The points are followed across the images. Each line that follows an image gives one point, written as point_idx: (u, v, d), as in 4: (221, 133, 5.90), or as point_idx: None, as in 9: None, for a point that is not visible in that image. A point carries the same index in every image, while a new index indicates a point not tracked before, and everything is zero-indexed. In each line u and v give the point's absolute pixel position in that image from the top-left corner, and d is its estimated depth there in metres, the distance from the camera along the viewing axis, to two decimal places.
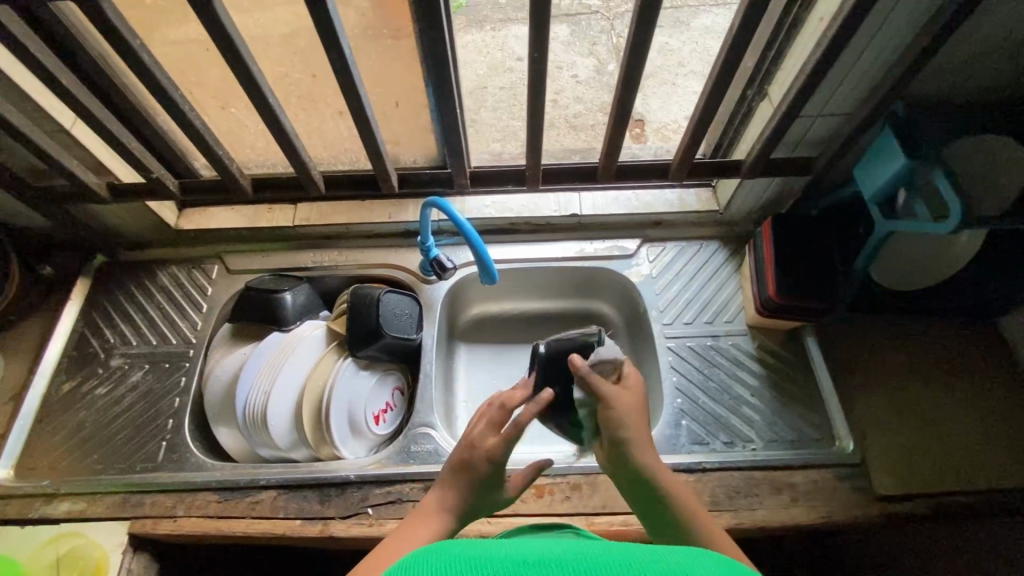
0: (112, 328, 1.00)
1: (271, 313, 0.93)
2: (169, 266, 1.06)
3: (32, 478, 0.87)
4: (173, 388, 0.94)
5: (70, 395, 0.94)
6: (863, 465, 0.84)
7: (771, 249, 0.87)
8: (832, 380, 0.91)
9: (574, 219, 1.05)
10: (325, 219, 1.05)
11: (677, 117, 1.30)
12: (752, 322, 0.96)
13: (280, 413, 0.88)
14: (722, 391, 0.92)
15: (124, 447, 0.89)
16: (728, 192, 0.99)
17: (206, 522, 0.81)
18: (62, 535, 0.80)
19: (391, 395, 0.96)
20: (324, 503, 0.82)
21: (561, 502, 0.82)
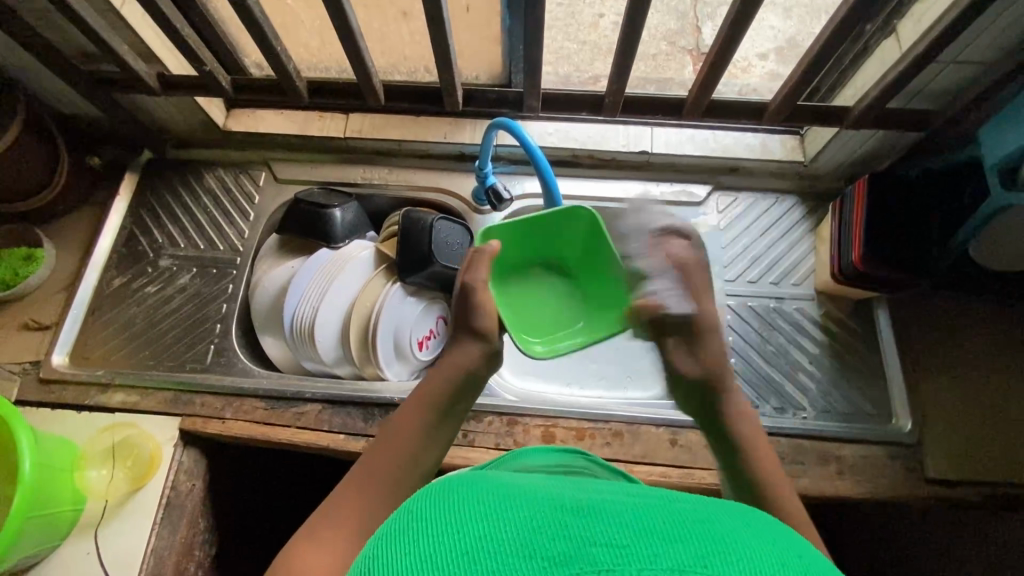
0: (160, 228, 0.99)
1: (320, 228, 0.91)
2: (216, 169, 1.03)
3: (86, 367, 0.89)
4: (221, 294, 0.94)
5: (120, 290, 0.95)
6: (919, 446, 0.81)
7: (862, 212, 0.80)
8: (900, 357, 0.86)
9: (643, 156, 0.97)
10: (377, 133, 0.99)
11: (748, 52, 1.07)
12: (822, 288, 0.90)
13: (326, 330, 0.87)
14: (779, 356, 0.88)
15: (173, 345, 0.90)
16: (821, 140, 0.90)
17: (253, 426, 0.83)
18: (117, 424, 0.83)
19: (435, 323, 0.95)
20: (367, 421, 0.83)
21: (600, 447, 0.81)
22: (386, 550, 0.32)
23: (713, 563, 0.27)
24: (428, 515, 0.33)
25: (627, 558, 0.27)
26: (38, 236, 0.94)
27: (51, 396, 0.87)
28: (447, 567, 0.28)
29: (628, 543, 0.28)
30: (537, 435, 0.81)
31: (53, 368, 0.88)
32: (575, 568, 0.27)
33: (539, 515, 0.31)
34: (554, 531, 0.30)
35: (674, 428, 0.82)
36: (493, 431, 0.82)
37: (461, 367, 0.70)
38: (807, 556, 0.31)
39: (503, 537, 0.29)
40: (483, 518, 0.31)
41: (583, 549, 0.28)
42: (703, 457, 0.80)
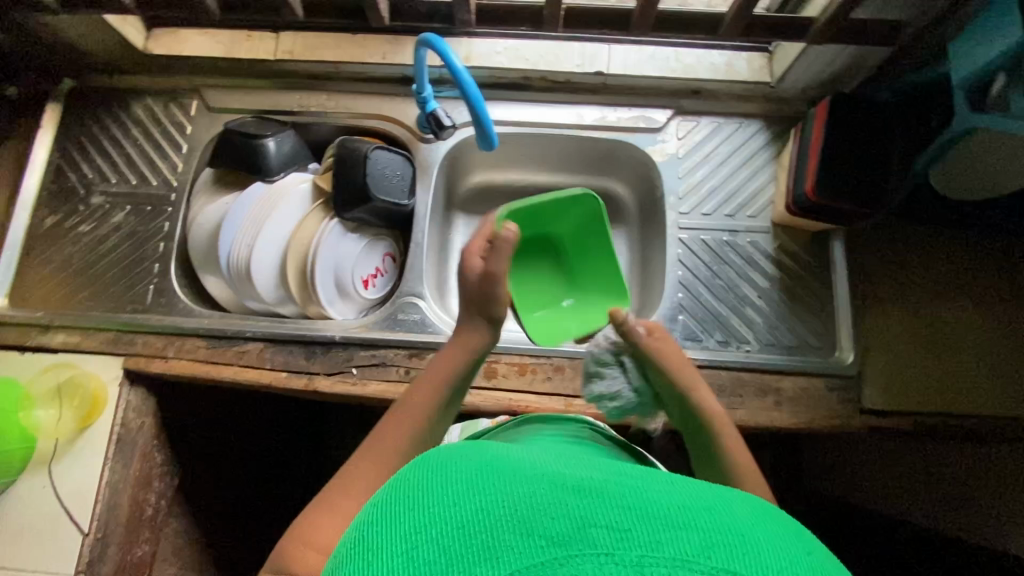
0: (89, 162, 0.94)
1: (253, 161, 0.87)
2: (144, 97, 0.96)
3: (26, 308, 0.88)
4: (157, 233, 0.90)
5: (54, 229, 0.91)
6: (858, 378, 0.81)
7: (820, 138, 0.74)
8: (850, 289, 0.84)
9: (598, 78, 0.90)
10: (310, 54, 0.91)
11: None
12: (778, 220, 0.87)
13: (263, 268, 0.85)
14: (727, 290, 0.86)
15: (113, 286, 0.88)
16: (789, 57, 0.83)
17: (195, 365, 0.83)
18: (60, 365, 0.83)
19: (381, 261, 0.92)
20: (310, 359, 0.83)
21: (541, 382, 0.81)
22: (387, 511, 0.34)
23: (717, 556, 0.29)
24: (434, 480, 0.35)
25: (629, 543, 0.29)
26: None
27: None
28: (447, 540, 0.30)
29: (631, 528, 0.29)
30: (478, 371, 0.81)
31: None
32: (578, 550, 0.29)
33: (545, 491, 0.32)
34: (557, 509, 0.31)
35: None
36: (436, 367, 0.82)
37: (469, 345, 0.68)
38: (804, 548, 0.32)
39: (506, 512, 0.31)
40: (486, 491, 0.33)
41: (586, 530, 0.29)
42: None
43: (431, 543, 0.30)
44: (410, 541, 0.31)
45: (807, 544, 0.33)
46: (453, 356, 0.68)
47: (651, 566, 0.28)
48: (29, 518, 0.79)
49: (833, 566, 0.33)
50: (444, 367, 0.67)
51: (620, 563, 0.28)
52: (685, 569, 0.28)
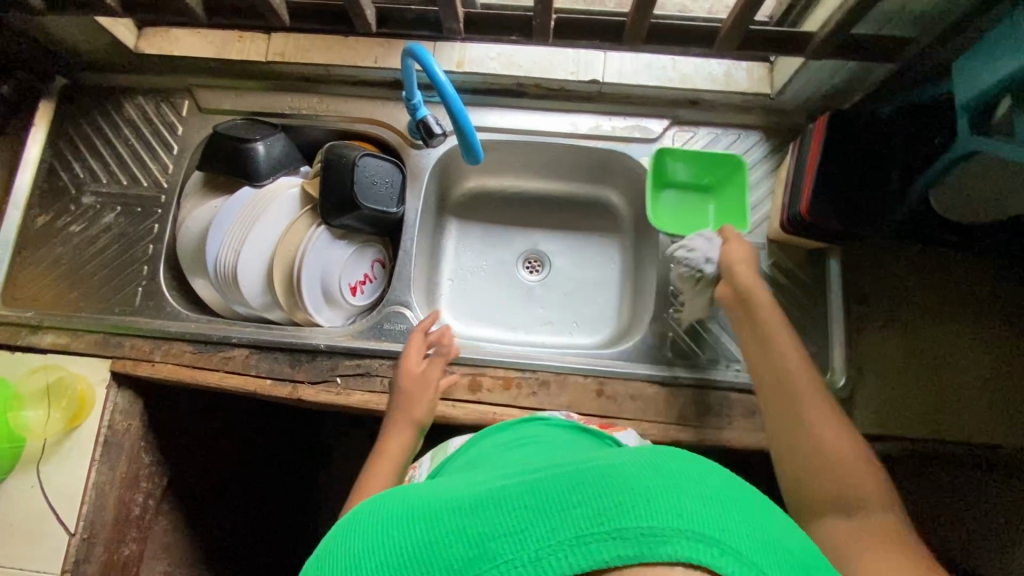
0: (81, 162, 0.94)
1: (242, 165, 0.86)
2: (136, 97, 0.96)
3: (16, 308, 0.88)
4: (146, 235, 0.90)
5: (45, 229, 0.92)
6: (849, 401, 0.79)
7: (817, 153, 0.72)
8: (844, 309, 0.82)
9: (594, 86, 0.88)
10: (301, 57, 0.90)
11: None
12: (773, 236, 0.85)
13: (250, 274, 0.84)
14: (719, 307, 0.84)
15: (102, 287, 0.89)
16: (790, 68, 0.80)
17: (182, 369, 0.83)
18: (49, 366, 0.84)
19: (370, 267, 0.91)
20: (294, 367, 0.82)
21: (526, 397, 0.80)
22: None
23: (607, 521, 0.29)
24: (336, 553, 0.35)
25: (521, 542, 0.30)
26: None
27: None
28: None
29: (524, 524, 0.30)
30: (463, 383, 0.81)
31: None
32: (478, 569, 0.29)
33: (437, 519, 0.33)
34: (450, 533, 0.31)
35: (600, 377, 0.81)
36: None
37: (415, 416, 0.74)
38: (706, 477, 0.32)
39: (409, 556, 0.32)
40: (384, 542, 0.33)
41: (483, 546, 0.30)
42: (628, 409, 0.79)
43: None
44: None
45: (704, 464, 0.33)
46: (403, 432, 0.73)
47: (545, 554, 0.29)
48: (16, 517, 0.80)
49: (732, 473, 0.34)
50: (397, 446, 0.72)
51: (518, 564, 0.29)
52: (582, 546, 0.29)
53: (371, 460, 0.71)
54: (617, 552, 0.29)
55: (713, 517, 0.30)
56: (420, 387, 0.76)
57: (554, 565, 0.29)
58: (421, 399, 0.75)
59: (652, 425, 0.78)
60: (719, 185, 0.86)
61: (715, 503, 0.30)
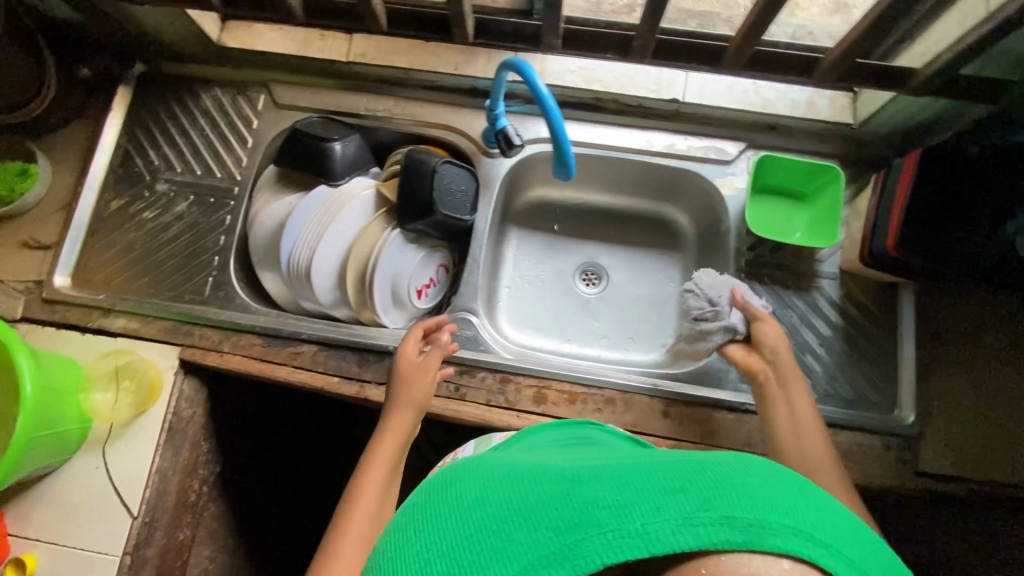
0: (156, 149, 0.95)
1: (319, 163, 0.87)
2: (213, 88, 0.97)
3: (88, 290, 0.89)
4: (218, 226, 0.91)
5: (118, 214, 0.93)
6: (917, 438, 0.79)
7: (909, 188, 0.72)
8: (915, 345, 0.82)
9: (673, 104, 0.89)
10: (382, 59, 0.91)
11: None
12: (847, 266, 0.85)
13: (323, 272, 0.85)
14: (789, 334, 0.84)
15: (172, 275, 0.90)
16: (878, 99, 0.82)
17: (250, 362, 0.84)
18: (119, 350, 0.85)
19: (435, 271, 0.92)
20: (362, 366, 0.83)
21: (591, 413, 0.80)
22: (388, 548, 0.37)
23: (719, 507, 0.31)
24: (429, 513, 0.38)
25: (629, 516, 0.31)
26: (30, 149, 0.90)
27: (54, 316, 0.87)
28: (447, 550, 0.33)
29: (630, 500, 0.32)
30: (528, 395, 0.81)
31: (55, 289, 0.88)
32: (582, 531, 0.31)
33: (541, 489, 0.36)
34: (554, 500, 0.34)
35: (666, 398, 0.81)
36: (486, 387, 0.82)
37: (417, 401, 0.74)
38: (812, 497, 0.33)
39: (508, 516, 0.34)
40: (487, 501, 0.36)
41: (589, 513, 0.32)
42: (694, 431, 0.79)
43: (433, 557, 0.34)
44: (415, 560, 0.34)
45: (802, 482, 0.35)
46: (406, 417, 0.73)
47: (653, 531, 0.31)
48: (82, 497, 0.81)
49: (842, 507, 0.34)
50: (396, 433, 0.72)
51: (624, 535, 0.31)
52: (691, 526, 0.30)
53: (368, 450, 0.71)
54: (723, 537, 0.30)
55: (816, 525, 0.31)
56: (421, 379, 0.76)
57: (662, 542, 0.30)
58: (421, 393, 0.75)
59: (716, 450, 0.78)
60: (812, 194, 0.87)
61: (813, 514, 0.31)
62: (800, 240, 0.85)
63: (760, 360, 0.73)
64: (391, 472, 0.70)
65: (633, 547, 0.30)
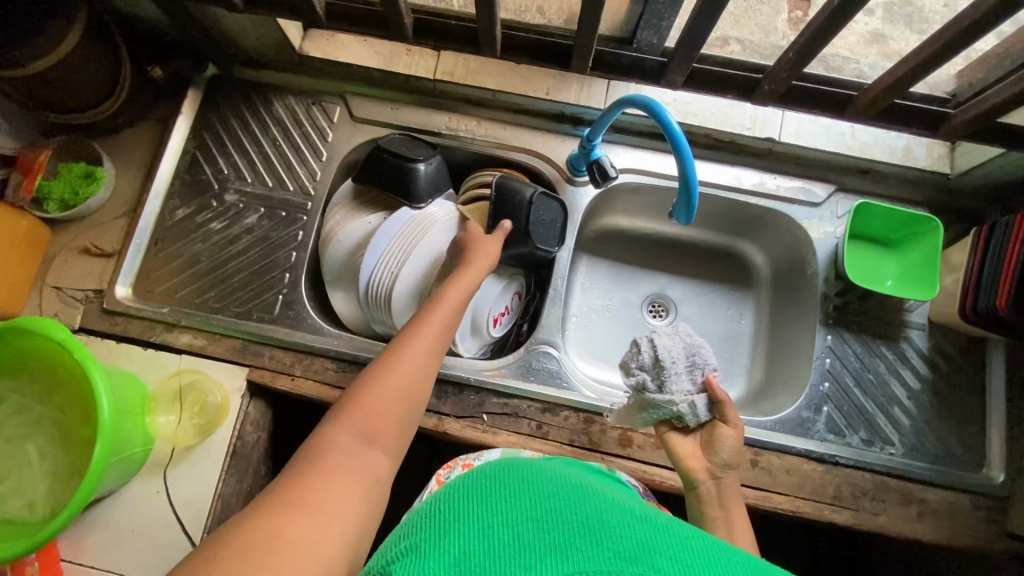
0: (225, 157, 0.91)
1: (402, 183, 0.83)
2: (287, 97, 0.93)
3: (150, 302, 0.85)
4: (290, 241, 0.88)
5: (184, 223, 0.89)
6: (1007, 499, 0.77)
7: (1021, 248, 0.70)
8: (1004, 403, 0.81)
9: (768, 143, 0.86)
10: (470, 79, 0.87)
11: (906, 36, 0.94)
12: (938, 318, 0.83)
13: (403, 298, 0.82)
14: (877, 385, 0.82)
15: (240, 291, 0.86)
16: (981, 154, 0.80)
17: (323, 387, 0.81)
18: (184, 369, 0.81)
19: (510, 299, 0.90)
20: (440, 398, 0.80)
21: None
22: (451, 504, 0.40)
23: None
24: (499, 485, 0.41)
25: (691, 574, 0.32)
26: (98, 151, 0.86)
27: (116, 328, 0.83)
28: (513, 525, 0.36)
29: (695, 563, 0.33)
30: (613, 437, 0.78)
31: (117, 300, 0.84)
32: (641, 567, 0.32)
33: (604, 513, 0.37)
34: (620, 529, 0.36)
35: (754, 446, 0.79)
36: (569, 426, 0.79)
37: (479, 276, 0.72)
38: None
39: (575, 521, 0.36)
40: (555, 501, 0.38)
41: (651, 555, 0.33)
42: (783, 483, 0.77)
43: (500, 527, 0.36)
44: (479, 524, 0.36)
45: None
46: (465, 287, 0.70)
47: None
48: (141, 524, 0.77)
49: None
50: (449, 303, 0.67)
51: None
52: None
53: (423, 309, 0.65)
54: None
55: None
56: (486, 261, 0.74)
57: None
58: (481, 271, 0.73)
59: (806, 502, 0.76)
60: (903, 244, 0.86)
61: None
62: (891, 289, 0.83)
63: (705, 467, 0.66)
64: (446, 329, 0.64)
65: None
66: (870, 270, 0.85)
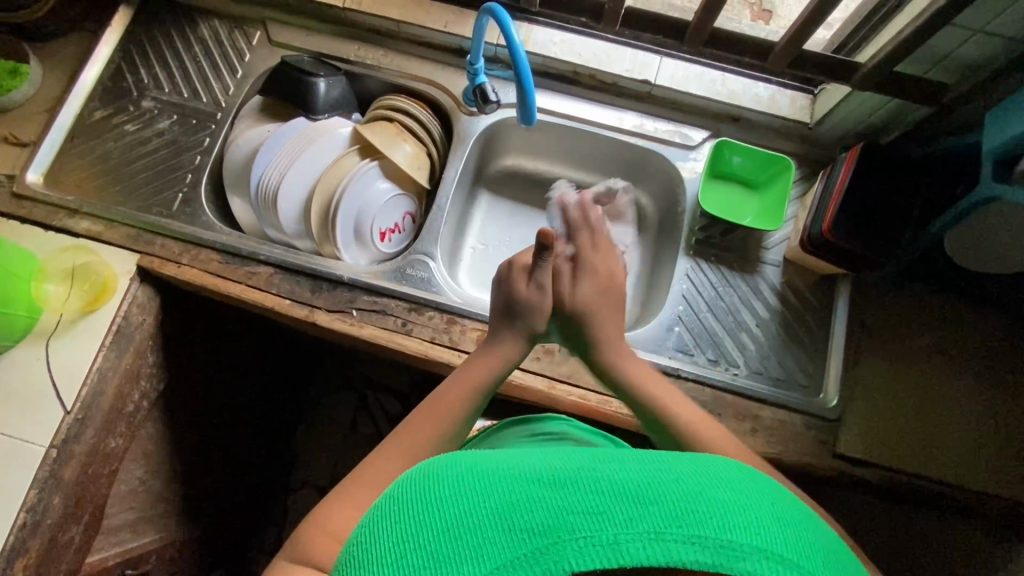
0: (147, 68, 0.98)
1: (301, 96, 0.90)
2: (211, 19, 1.00)
3: (57, 191, 0.91)
4: (196, 146, 0.94)
5: (101, 123, 0.95)
6: (838, 422, 0.81)
7: (847, 177, 0.77)
8: (845, 336, 0.85)
9: (646, 86, 0.93)
10: (376, 8, 0.95)
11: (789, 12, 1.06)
12: (790, 254, 0.88)
13: (290, 200, 0.89)
14: (728, 312, 0.87)
15: (144, 187, 0.92)
16: (834, 99, 0.85)
17: (205, 275, 0.86)
18: (79, 249, 0.87)
19: (401, 218, 0.94)
20: (314, 293, 0.85)
21: (530, 361, 0.83)
22: (368, 538, 0.37)
23: (687, 525, 0.31)
24: (408, 490, 0.38)
25: (603, 524, 0.32)
26: (25, 49, 0.93)
27: (21, 211, 0.88)
28: (422, 545, 0.33)
29: (605, 508, 0.32)
30: (473, 338, 0.83)
31: (26, 185, 0.90)
32: (555, 537, 0.31)
33: (512, 488, 0.34)
34: (527, 501, 0.33)
35: None
36: (432, 326, 0.84)
37: (475, 385, 0.67)
38: (772, 504, 0.35)
39: (485, 509, 0.33)
40: (459, 497, 0.35)
41: (561, 518, 0.32)
42: None
43: (413, 550, 0.33)
44: (393, 551, 0.34)
45: (767, 488, 0.37)
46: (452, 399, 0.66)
47: (626, 543, 0.31)
48: (17, 387, 0.81)
49: (798, 510, 0.36)
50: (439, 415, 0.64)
51: (597, 545, 0.31)
52: (660, 542, 0.31)
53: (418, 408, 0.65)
54: (692, 556, 0.31)
55: (771, 532, 0.33)
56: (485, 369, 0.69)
57: (631, 554, 0.31)
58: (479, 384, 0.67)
59: None
60: (764, 184, 0.92)
61: (777, 530, 0.33)
62: (751, 222, 0.89)
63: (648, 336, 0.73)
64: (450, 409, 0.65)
65: (601, 556, 0.31)
66: (732, 205, 0.91)
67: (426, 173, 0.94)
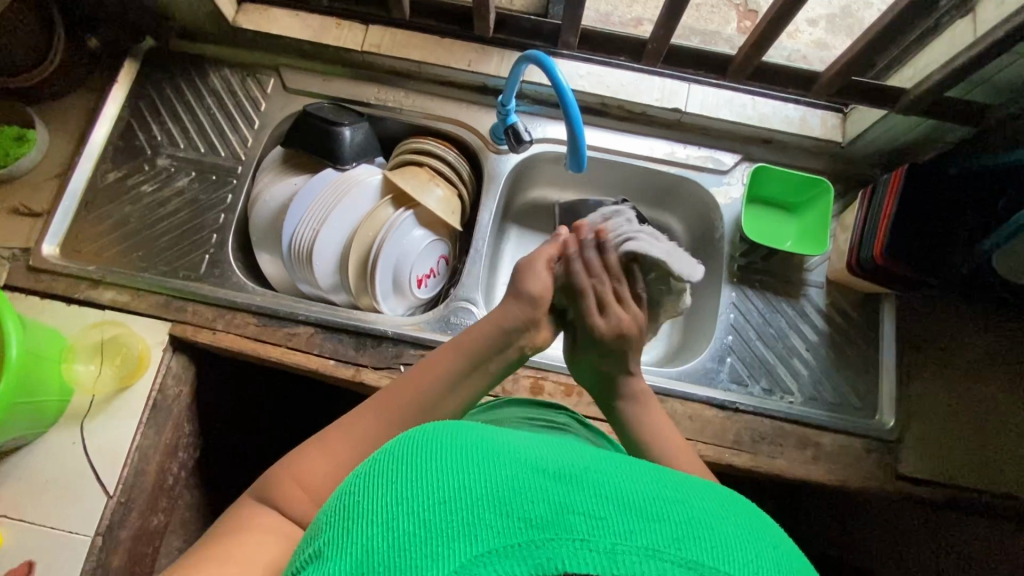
0: (159, 124, 0.94)
1: (327, 146, 0.88)
2: (222, 69, 0.97)
3: (77, 261, 0.86)
4: (219, 204, 0.91)
5: (115, 185, 0.91)
6: (897, 442, 0.81)
7: (894, 200, 0.77)
8: (896, 354, 0.85)
9: (676, 114, 0.92)
10: (396, 51, 0.93)
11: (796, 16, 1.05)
12: (833, 276, 0.88)
13: (324, 255, 0.86)
14: (777, 339, 0.87)
15: (169, 250, 0.88)
16: (867, 120, 0.85)
17: (243, 341, 0.83)
18: (107, 322, 0.83)
19: (437, 262, 0.92)
20: (359, 351, 0.82)
21: (586, 405, 0.81)
22: (358, 495, 0.34)
23: (686, 549, 0.30)
24: (409, 449, 0.36)
25: (604, 531, 0.30)
26: (30, 114, 0.89)
27: (40, 285, 0.84)
28: (417, 511, 0.31)
29: (607, 515, 0.31)
30: (525, 385, 0.82)
31: (44, 258, 0.85)
32: (553, 533, 0.30)
33: (515, 473, 0.32)
34: (531, 491, 0.31)
35: (658, 394, 0.82)
36: None
37: (459, 364, 0.63)
38: (774, 547, 0.34)
39: (486, 490, 0.31)
40: (460, 469, 0.33)
41: (562, 515, 0.30)
42: (685, 427, 0.80)
43: (405, 514, 0.31)
44: (388, 510, 0.32)
45: (770, 529, 0.35)
46: (427, 382, 0.62)
47: (622, 554, 0.29)
48: (54, 474, 0.77)
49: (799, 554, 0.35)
50: (413, 397, 0.61)
51: (592, 549, 0.30)
52: (657, 560, 0.29)
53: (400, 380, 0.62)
54: None
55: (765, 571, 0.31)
56: (488, 349, 0.64)
57: (626, 566, 0.29)
58: (460, 368, 0.63)
59: (706, 446, 0.80)
60: (802, 206, 0.92)
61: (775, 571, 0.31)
62: (791, 246, 0.89)
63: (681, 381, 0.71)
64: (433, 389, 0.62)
65: (595, 561, 0.29)
66: (773, 231, 0.91)
67: (459, 217, 0.92)
